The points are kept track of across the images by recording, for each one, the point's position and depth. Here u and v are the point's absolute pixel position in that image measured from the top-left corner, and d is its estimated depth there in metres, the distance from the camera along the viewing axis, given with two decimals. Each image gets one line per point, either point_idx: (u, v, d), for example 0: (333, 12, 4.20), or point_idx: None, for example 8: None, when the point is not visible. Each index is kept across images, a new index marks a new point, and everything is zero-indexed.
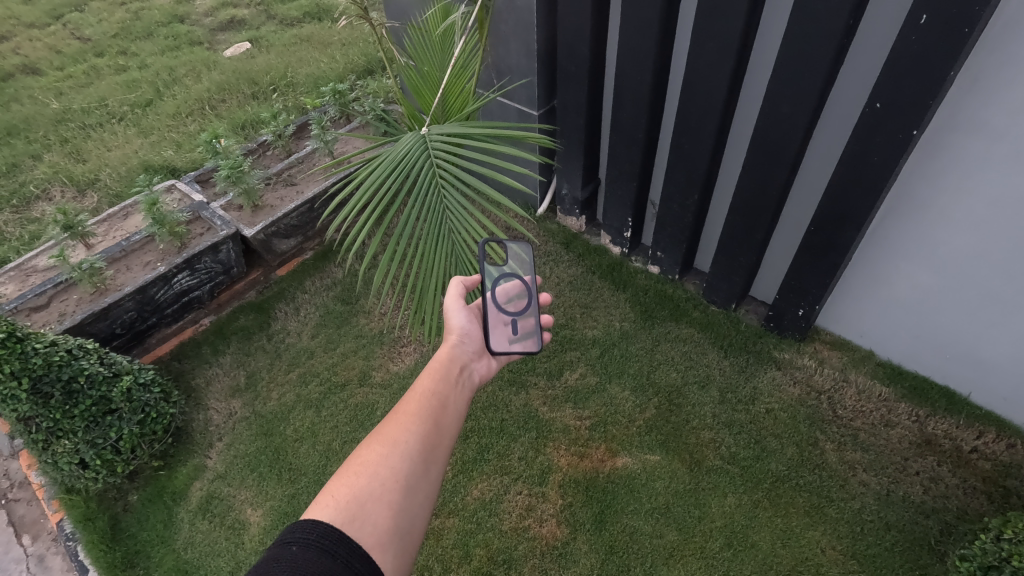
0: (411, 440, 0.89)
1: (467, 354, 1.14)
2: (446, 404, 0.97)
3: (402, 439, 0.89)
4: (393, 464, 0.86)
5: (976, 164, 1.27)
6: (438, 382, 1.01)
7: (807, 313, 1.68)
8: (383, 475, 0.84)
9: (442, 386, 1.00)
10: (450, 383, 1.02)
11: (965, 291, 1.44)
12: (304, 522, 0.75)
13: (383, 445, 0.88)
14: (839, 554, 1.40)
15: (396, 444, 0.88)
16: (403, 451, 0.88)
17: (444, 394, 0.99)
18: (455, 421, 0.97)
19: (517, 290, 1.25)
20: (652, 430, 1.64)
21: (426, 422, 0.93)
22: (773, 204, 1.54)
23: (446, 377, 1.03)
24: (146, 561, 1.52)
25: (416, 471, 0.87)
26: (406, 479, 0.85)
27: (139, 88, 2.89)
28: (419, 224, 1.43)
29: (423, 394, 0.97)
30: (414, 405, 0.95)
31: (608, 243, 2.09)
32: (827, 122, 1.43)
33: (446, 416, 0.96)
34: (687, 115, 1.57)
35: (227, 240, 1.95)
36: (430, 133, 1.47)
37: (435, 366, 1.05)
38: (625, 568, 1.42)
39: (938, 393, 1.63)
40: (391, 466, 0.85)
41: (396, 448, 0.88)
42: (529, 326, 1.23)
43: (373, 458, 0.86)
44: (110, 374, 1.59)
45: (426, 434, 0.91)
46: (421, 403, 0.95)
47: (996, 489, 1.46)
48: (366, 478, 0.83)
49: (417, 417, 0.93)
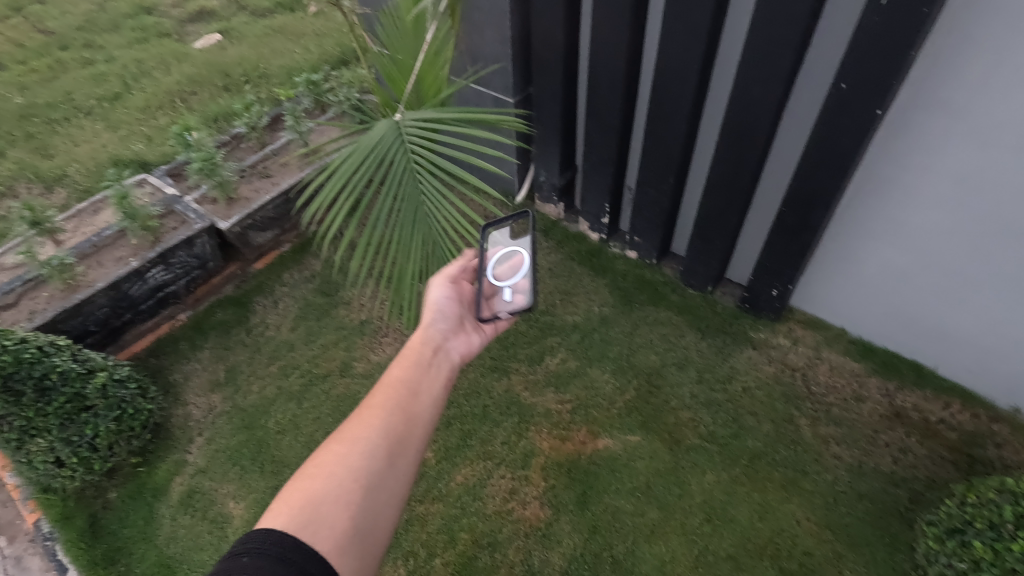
0: (372, 436, 0.90)
1: (442, 334, 1.17)
2: (417, 393, 0.99)
3: (363, 437, 0.90)
4: (350, 464, 0.87)
5: (937, 143, 1.30)
6: (410, 369, 1.03)
7: (781, 293, 1.72)
8: (341, 476, 0.85)
9: (413, 373, 1.02)
10: (423, 368, 1.04)
11: (930, 266, 1.49)
12: (256, 531, 0.77)
13: (342, 445, 0.89)
14: (814, 525, 1.45)
15: (356, 441, 0.89)
16: (363, 449, 0.89)
17: (415, 381, 1.01)
18: (423, 412, 0.97)
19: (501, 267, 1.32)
20: (633, 412, 1.67)
21: (388, 418, 0.93)
22: (746, 186, 1.57)
23: (417, 365, 1.05)
24: (127, 558, 1.50)
25: (379, 468, 0.88)
26: (366, 478, 0.86)
27: (107, 81, 2.82)
28: (396, 212, 1.43)
29: (394, 382, 1.00)
30: (381, 399, 0.96)
31: (587, 230, 2.10)
32: (796, 104, 1.46)
33: (414, 408, 0.96)
34: (660, 99, 1.58)
35: (201, 233, 1.92)
36: (404, 119, 1.45)
37: (409, 353, 1.07)
38: (608, 546, 1.44)
39: (907, 368, 1.68)
40: (348, 466, 0.86)
41: (355, 447, 0.89)
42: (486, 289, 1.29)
43: (331, 459, 0.87)
44: (84, 371, 1.55)
45: (393, 426, 0.92)
46: (388, 394, 0.97)
47: (962, 458, 1.52)
48: (321, 481, 0.84)
49: (382, 411, 0.94)
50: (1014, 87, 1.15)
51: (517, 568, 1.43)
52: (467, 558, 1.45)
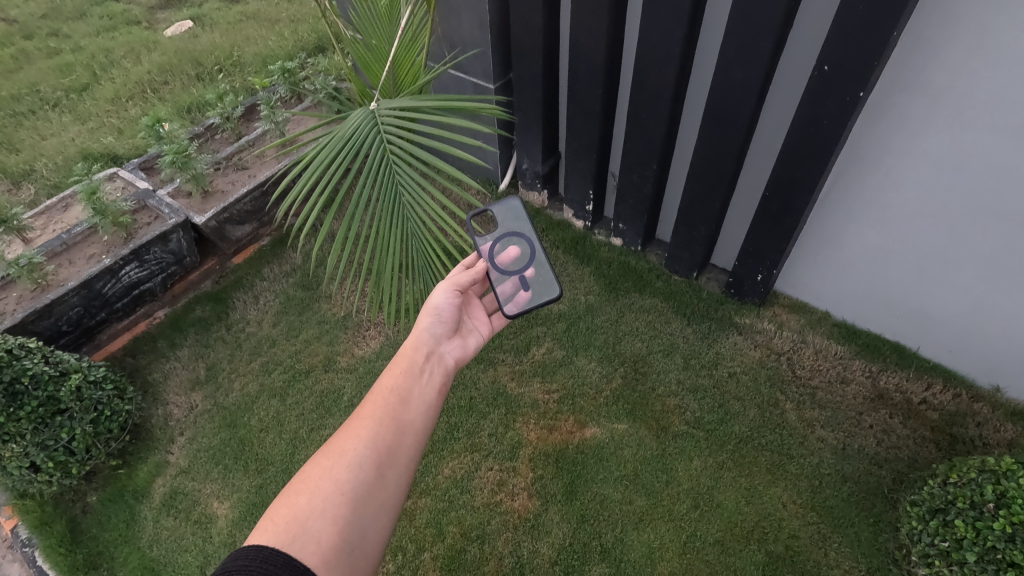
0: (360, 448, 0.89)
1: (436, 338, 1.15)
2: (408, 401, 0.98)
3: (350, 449, 0.89)
4: (337, 477, 0.85)
5: (919, 125, 1.30)
6: (400, 377, 1.01)
7: (766, 278, 1.72)
8: (327, 490, 0.84)
9: (403, 381, 1.01)
10: (414, 376, 1.03)
11: (912, 247, 1.49)
12: (247, 548, 0.74)
13: (329, 459, 0.88)
14: (799, 507, 1.46)
15: (343, 454, 0.88)
16: (350, 461, 0.87)
17: (406, 389, 0.99)
18: (414, 421, 0.95)
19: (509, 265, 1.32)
20: (619, 399, 1.66)
21: (377, 430, 0.92)
22: (729, 171, 1.56)
23: (409, 371, 1.03)
24: (109, 562, 1.47)
25: (366, 480, 0.86)
26: (353, 490, 0.85)
27: (74, 72, 2.72)
28: (371, 204, 1.39)
29: (383, 391, 0.98)
30: (370, 409, 0.95)
31: (572, 218, 2.08)
32: (779, 87, 1.44)
33: (405, 417, 0.95)
34: (642, 84, 1.55)
35: (176, 228, 1.87)
36: (380, 108, 1.39)
37: (400, 360, 1.06)
38: (597, 535, 1.44)
39: (889, 349, 1.70)
40: (335, 479, 0.85)
41: (343, 459, 0.87)
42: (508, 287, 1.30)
43: (317, 473, 0.86)
44: (56, 373, 1.52)
45: (382, 436, 0.91)
46: (377, 404, 0.96)
47: (944, 437, 1.53)
48: (307, 496, 0.83)
49: (370, 422, 0.93)
50: (994, 67, 1.14)
51: (507, 560, 1.42)
52: (456, 552, 1.44)
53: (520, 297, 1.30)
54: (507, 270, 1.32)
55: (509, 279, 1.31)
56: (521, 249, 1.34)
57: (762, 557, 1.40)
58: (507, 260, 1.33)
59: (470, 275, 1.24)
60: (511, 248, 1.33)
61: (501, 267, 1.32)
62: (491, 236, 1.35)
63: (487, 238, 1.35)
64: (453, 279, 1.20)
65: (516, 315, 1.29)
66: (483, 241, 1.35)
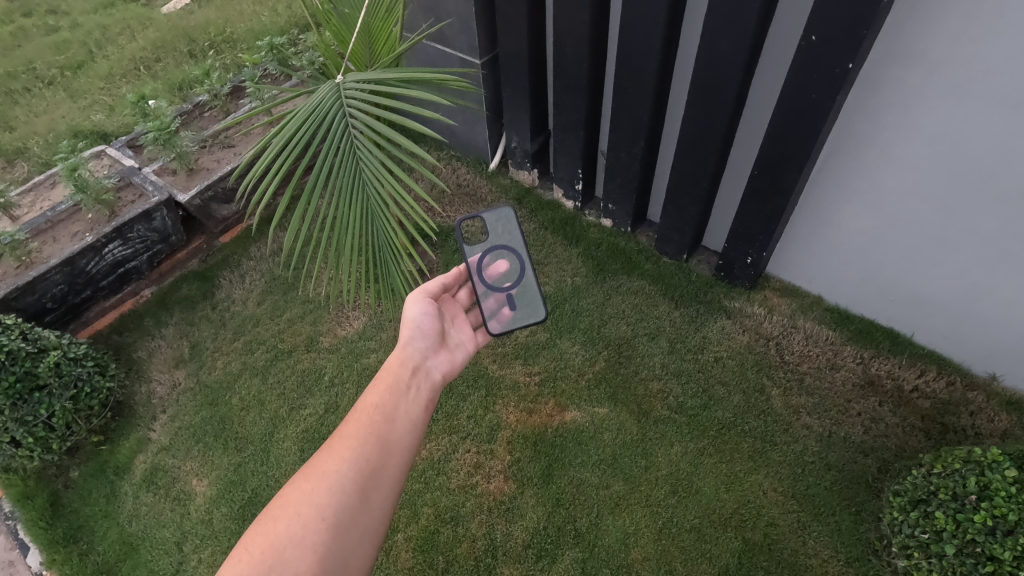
0: (342, 470, 0.89)
1: (423, 351, 1.14)
2: (393, 418, 0.97)
3: (332, 471, 0.88)
4: (317, 502, 0.85)
5: (914, 99, 1.23)
6: (385, 394, 1.01)
7: (756, 261, 1.66)
8: (307, 516, 0.84)
9: (388, 398, 1.00)
10: (400, 392, 1.02)
11: (908, 230, 1.43)
12: None
13: (309, 482, 0.87)
14: (780, 496, 1.43)
15: (324, 478, 0.88)
16: (332, 485, 0.87)
17: (391, 406, 0.99)
18: (399, 439, 0.95)
19: (496, 278, 1.32)
20: (602, 382, 1.63)
21: (360, 450, 0.92)
22: (717, 147, 1.50)
23: (395, 387, 1.03)
24: (89, 536, 1.49)
25: (348, 505, 0.86)
26: (334, 515, 0.85)
27: (69, 49, 2.70)
28: (332, 179, 1.36)
29: (367, 409, 0.98)
30: (353, 427, 0.95)
31: (561, 198, 2.03)
32: (769, 59, 1.37)
33: (391, 435, 0.95)
34: (627, 56, 1.49)
35: (160, 206, 1.86)
36: (347, 81, 1.35)
37: (385, 375, 1.05)
38: (571, 519, 1.43)
39: (883, 335, 1.64)
40: (315, 504, 0.85)
41: (323, 482, 0.87)
42: (492, 303, 1.30)
43: (298, 498, 0.86)
44: (35, 350, 1.53)
45: (365, 456, 0.91)
46: (362, 422, 0.96)
47: (934, 426, 1.49)
48: (285, 522, 0.83)
49: (354, 442, 0.92)
50: (992, 37, 1.07)
51: (479, 542, 1.41)
52: (430, 533, 1.43)
53: (504, 314, 1.30)
54: (493, 283, 1.31)
55: (493, 295, 1.31)
56: (510, 265, 1.33)
57: (739, 544, 1.37)
58: (494, 273, 1.32)
59: (441, 280, 1.24)
60: (500, 262, 1.32)
61: (487, 281, 1.31)
62: (480, 249, 1.33)
63: (474, 251, 1.33)
64: (423, 288, 1.19)
65: (500, 333, 1.30)
66: (472, 253, 1.33)
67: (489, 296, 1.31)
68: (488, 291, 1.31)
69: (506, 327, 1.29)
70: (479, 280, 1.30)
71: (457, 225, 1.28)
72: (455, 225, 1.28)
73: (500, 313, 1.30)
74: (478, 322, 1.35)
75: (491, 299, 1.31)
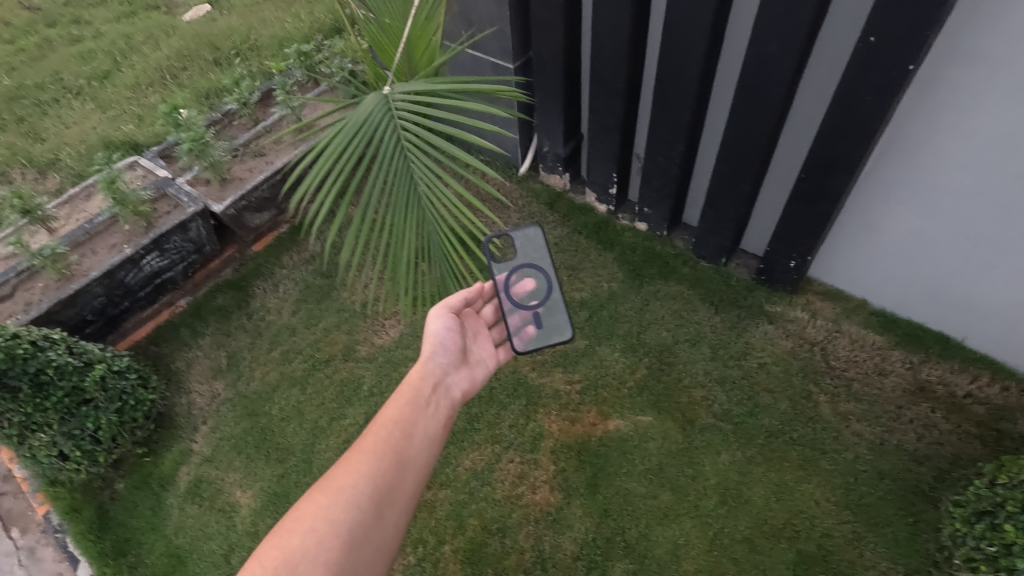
0: (359, 484, 0.88)
1: (443, 367, 1.14)
2: (411, 435, 0.97)
3: (348, 486, 0.88)
4: (333, 517, 0.85)
5: (972, 101, 1.20)
6: (404, 409, 1.01)
7: (799, 265, 1.63)
8: (321, 531, 0.83)
9: (407, 413, 1.00)
10: (419, 409, 1.02)
11: (961, 234, 1.39)
12: None
13: (326, 496, 0.87)
14: (833, 506, 1.40)
15: (340, 493, 0.87)
16: (348, 499, 0.87)
17: (409, 422, 0.99)
18: (416, 457, 0.95)
19: (523, 296, 1.29)
20: (644, 390, 1.61)
21: (377, 466, 0.91)
22: (761, 151, 1.47)
23: (414, 403, 1.03)
24: (137, 548, 1.50)
25: (363, 522, 0.86)
26: (348, 532, 0.84)
27: (95, 59, 2.72)
28: (386, 189, 1.35)
29: (385, 424, 0.98)
30: (371, 442, 0.94)
31: (594, 202, 2.01)
32: (818, 61, 1.34)
33: (408, 451, 0.95)
34: (669, 59, 1.47)
35: (195, 217, 1.86)
36: (393, 93, 1.34)
37: (404, 390, 1.05)
38: (620, 530, 1.41)
39: (932, 339, 1.60)
40: (330, 519, 0.84)
41: (340, 496, 0.87)
42: (518, 320, 1.27)
43: (312, 512, 0.85)
44: (81, 364, 1.53)
45: (382, 472, 0.91)
46: (379, 437, 0.95)
47: (990, 433, 1.45)
48: (300, 536, 0.82)
49: (370, 456, 0.92)
50: None
51: (528, 554, 1.40)
52: (477, 544, 1.42)
53: (528, 332, 1.27)
54: (518, 300, 1.29)
55: (518, 312, 1.28)
56: (537, 283, 1.31)
57: (793, 556, 1.35)
58: (521, 291, 1.30)
59: (464, 295, 1.21)
60: (527, 280, 1.30)
61: (514, 299, 1.29)
62: (507, 267, 1.31)
63: (502, 270, 1.31)
64: (446, 303, 1.18)
65: (523, 350, 1.26)
66: (498, 270, 1.30)
67: (514, 313, 1.27)
68: (514, 308, 1.28)
69: (530, 346, 1.26)
70: (506, 299, 1.27)
71: (485, 240, 1.27)
72: (482, 242, 1.27)
73: (526, 330, 1.27)
74: (502, 339, 1.30)
75: (517, 316, 1.27)
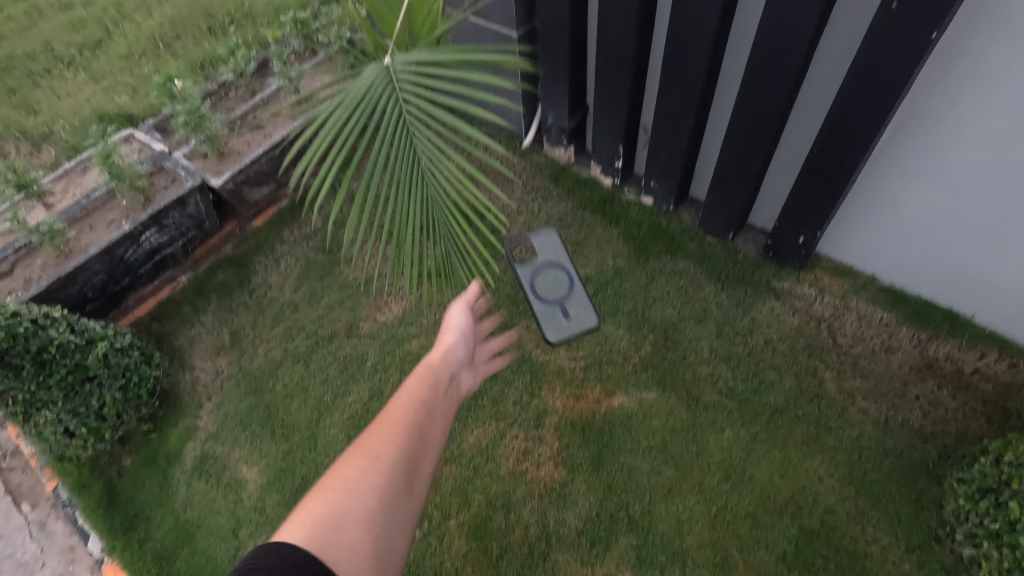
0: (392, 452, 0.87)
1: (455, 362, 1.16)
2: (434, 414, 0.98)
3: (383, 452, 0.86)
4: (372, 480, 0.82)
5: (996, 71, 1.15)
6: (425, 391, 1.01)
7: (808, 241, 1.61)
8: (362, 492, 0.80)
9: (428, 395, 1.00)
10: (437, 393, 1.03)
11: (975, 211, 1.37)
12: (281, 546, 0.70)
13: (363, 459, 0.84)
14: (836, 482, 1.41)
15: (377, 458, 0.85)
16: (384, 464, 0.85)
17: (432, 403, 0.99)
18: (440, 436, 0.95)
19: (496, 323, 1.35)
20: (649, 368, 1.60)
21: (408, 438, 0.90)
22: (774, 124, 1.42)
23: (434, 387, 1.03)
24: (146, 523, 1.52)
25: (400, 488, 0.84)
26: (387, 495, 0.82)
27: (86, 27, 2.64)
28: (388, 165, 1.31)
29: (410, 400, 0.97)
30: (400, 415, 0.94)
31: (599, 175, 1.97)
32: (836, 30, 1.29)
33: (433, 429, 0.95)
34: (680, 29, 1.41)
35: (193, 192, 1.83)
36: (394, 63, 1.29)
37: (423, 376, 1.06)
38: (623, 506, 1.42)
39: (941, 316, 1.59)
40: (369, 481, 0.82)
41: (377, 461, 0.85)
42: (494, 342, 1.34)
43: (352, 473, 0.82)
44: (82, 342, 1.53)
45: (412, 444, 0.90)
46: (406, 411, 0.95)
47: (997, 411, 1.46)
48: (341, 496, 0.79)
49: (400, 428, 0.91)
50: None
51: (533, 529, 1.42)
52: (481, 520, 1.44)
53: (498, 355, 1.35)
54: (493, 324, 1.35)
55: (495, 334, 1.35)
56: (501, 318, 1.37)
57: (796, 531, 1.36)
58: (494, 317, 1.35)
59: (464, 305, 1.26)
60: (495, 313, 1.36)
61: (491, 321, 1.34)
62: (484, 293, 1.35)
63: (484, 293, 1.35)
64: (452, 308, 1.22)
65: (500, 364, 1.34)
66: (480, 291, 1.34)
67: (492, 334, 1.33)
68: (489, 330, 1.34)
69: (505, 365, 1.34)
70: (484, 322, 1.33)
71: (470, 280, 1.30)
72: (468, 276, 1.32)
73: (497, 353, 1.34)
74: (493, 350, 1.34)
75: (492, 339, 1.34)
